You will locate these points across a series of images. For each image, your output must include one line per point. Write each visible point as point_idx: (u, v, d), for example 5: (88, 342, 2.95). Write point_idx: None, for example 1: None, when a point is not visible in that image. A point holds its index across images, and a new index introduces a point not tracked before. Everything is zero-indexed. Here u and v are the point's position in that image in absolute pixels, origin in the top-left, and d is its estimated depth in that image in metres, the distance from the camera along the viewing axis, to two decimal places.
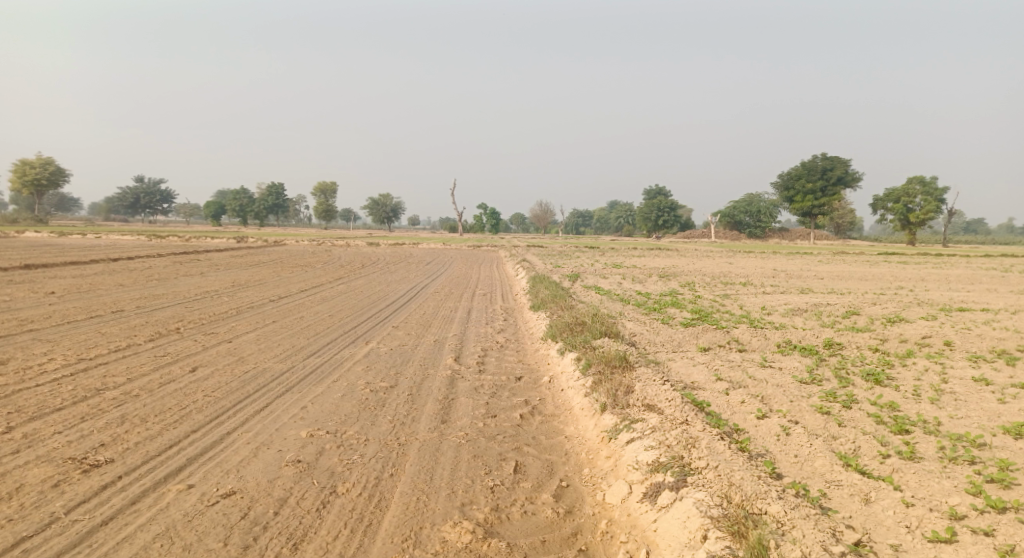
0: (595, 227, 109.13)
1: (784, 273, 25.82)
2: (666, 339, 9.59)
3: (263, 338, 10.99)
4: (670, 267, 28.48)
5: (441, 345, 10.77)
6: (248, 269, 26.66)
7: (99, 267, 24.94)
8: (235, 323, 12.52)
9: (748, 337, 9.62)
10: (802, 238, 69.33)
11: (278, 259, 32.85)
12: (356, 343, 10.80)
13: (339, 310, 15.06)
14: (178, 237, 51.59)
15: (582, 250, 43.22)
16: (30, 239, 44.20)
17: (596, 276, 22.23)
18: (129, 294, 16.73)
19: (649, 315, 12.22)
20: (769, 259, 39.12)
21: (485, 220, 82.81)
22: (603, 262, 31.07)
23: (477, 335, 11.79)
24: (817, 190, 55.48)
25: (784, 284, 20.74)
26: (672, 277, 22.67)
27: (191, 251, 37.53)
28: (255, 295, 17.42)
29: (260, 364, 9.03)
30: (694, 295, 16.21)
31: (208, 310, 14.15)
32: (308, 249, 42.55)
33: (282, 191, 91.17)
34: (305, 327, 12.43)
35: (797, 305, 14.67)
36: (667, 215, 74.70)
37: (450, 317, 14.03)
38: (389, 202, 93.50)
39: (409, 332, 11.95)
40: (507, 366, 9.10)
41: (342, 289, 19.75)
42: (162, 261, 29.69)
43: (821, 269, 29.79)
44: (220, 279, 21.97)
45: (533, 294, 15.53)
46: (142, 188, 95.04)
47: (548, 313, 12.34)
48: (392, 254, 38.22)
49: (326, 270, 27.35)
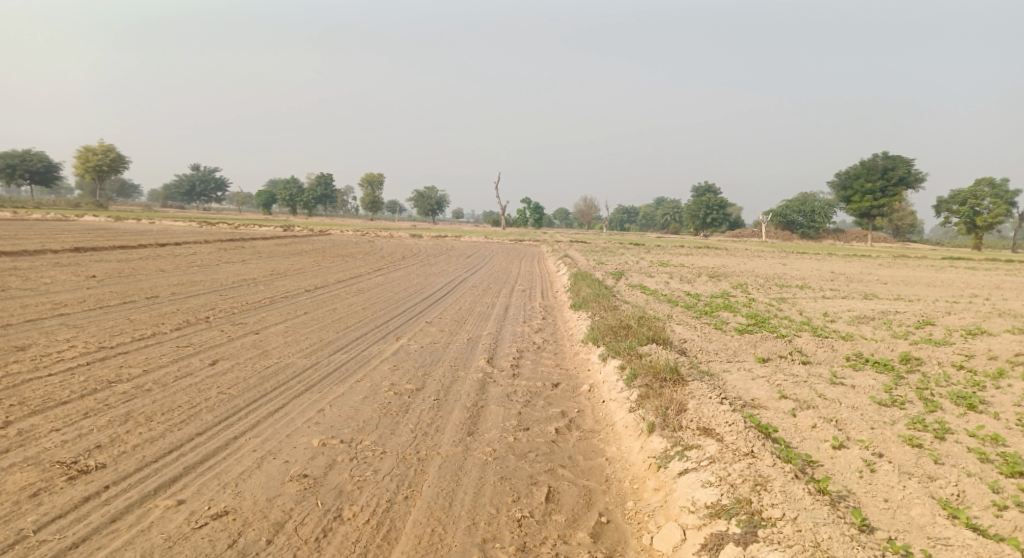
0: (641, 223, 107.10)
1: (843, 277, 24.30)
2: (720, 347, 8.72)
3: (291, 331, 10.55)
4: (720, 267, 27.30)
5: (474, 345, 10.14)
6: (290, 258, 26.71)
7: (146, 252, 25.28)
8: (266, 313, 12.18)
9: (813, 349, 8.68)
10: (858, 240, 66.34)
11: (320, 249, 32.87)
12: (386, 339, 10.26)
13: (373, 302, 14.60)
14: (228, 225, 52.75)
15: (626, 247, 42.07)
16: (89, 223, 45.55)
17: (641, 275, 21.32)
18: (167, 280, 16.67)
19: (699, 319, 11.33)
20: (824, 261, 37.26)
21: (529, 215, 82.12)
22: (649, 260, 29.99)
23: (514, 334, 11.13)
24: (877, 190, 52.82)
25: (844, 288, 19.37)
26: (723, 278, 21.55)
27: (239, 238, 38.00)
28: (290, 285, 17.14)
29: (282, 359, 8.55)
30: (748, 299, 15.19)
31: (241, 299, 13.88)
32: (353, 239, 42.76)
33: (331, 181, 92.60)
34: (336, 320, 11.97)
35: (862, 312, 13.49)
36: (716, 214, 72.63)
37: (486, 314, 13.40)
38: (434, 194, 93.89)
39: (442, 329, 11.35)
40: (544, 372, 8.39)
41: (379, 281, 19.34)
42: (207, 247, 29.99)
43: (882, 273, 28.01)
44: (260, 267, 21.88)
45: (574, 292, 14.80)
46: (198, 176, 97.97)
47: (591, 313, 11.58)
48: (434, 246, 37.93)
49: (365, 261, 27.14)
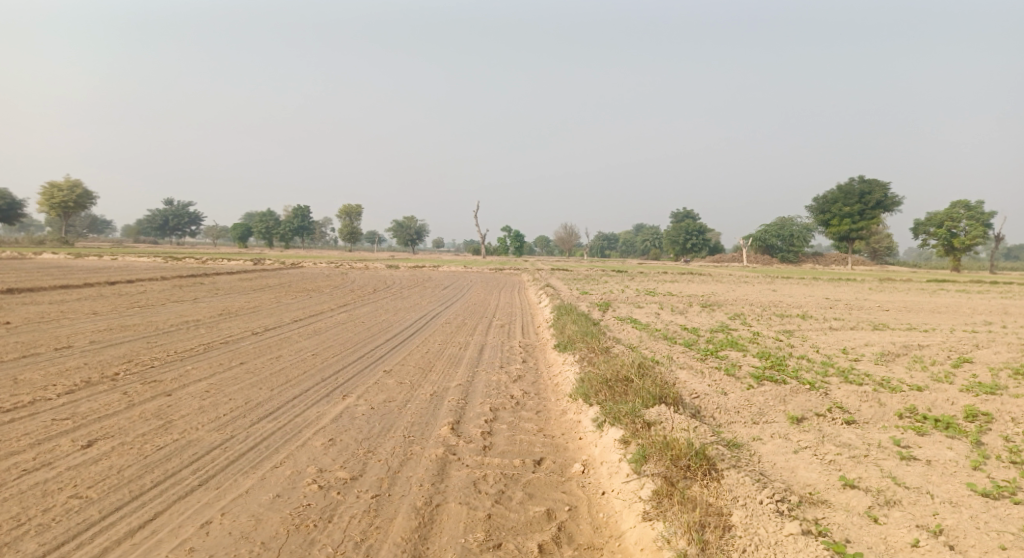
0: (621, 249, 106.45)
1: (841, 304, 22.91)
2: (741, 405, 7.00)
3: (213, 391, 8.56)
4: (710, 295, 25.83)
5: (438, 403, 8.28)
6: (249, 294, 24.64)
7: (89, 292, 23.06)
8: (192, 367, 10.21)
9: (856, 405, 7.01)
10: (838, 263, 65.82)
11: (286, 283, 30.80)
12: (329, 399, 8.33)
13: (327, 347, 12.67)
14: (195, 259, 50.56)
15: (609, 275, 40.49)
16: (47, 262, 42.98)
17: (629, 306, 19.70)
18: (92, 325, 14.59)
19: (705, 363, 9.62)
20: (813, 286, 36.08)
21: (510, 242, 80.63)
22: (634, 289, 28.43)
23: (488, 386, 9.30)
24: (855, 213, 52.19)
25: (849, 318, 17.80)
26: (717, 307, 19.99)
27: (201, 274, 35.73)
28: (238, 327, 15.11)
29: (186, 435, 6.62)
30: (752, 332, 13.59)
31: (171, 348, 11.86)
32: (326, 271, 40.79)
33: (308, 213, 90.91)
34: (276, 373, 9.99)
35: (883, 347, 11.91)
36: (696, 239, 71.83)
37: (456, 358, 11.53)
38: (413, 224, 92.40)
39: (402, 381, 9.49)
40: (522, 444, 6.58)
41: (341, 320, 17.32)
42: (162, 285, 27.79)
43: (876, 299, 26.62)
44: (211, 306, 19.78)
45: (559, 328, 13.06)
46: (172, 212, 95.68)
47: (579, 357, 9.80)
48: (410, 278, 35.96)
49: (333, 296, 25.19)
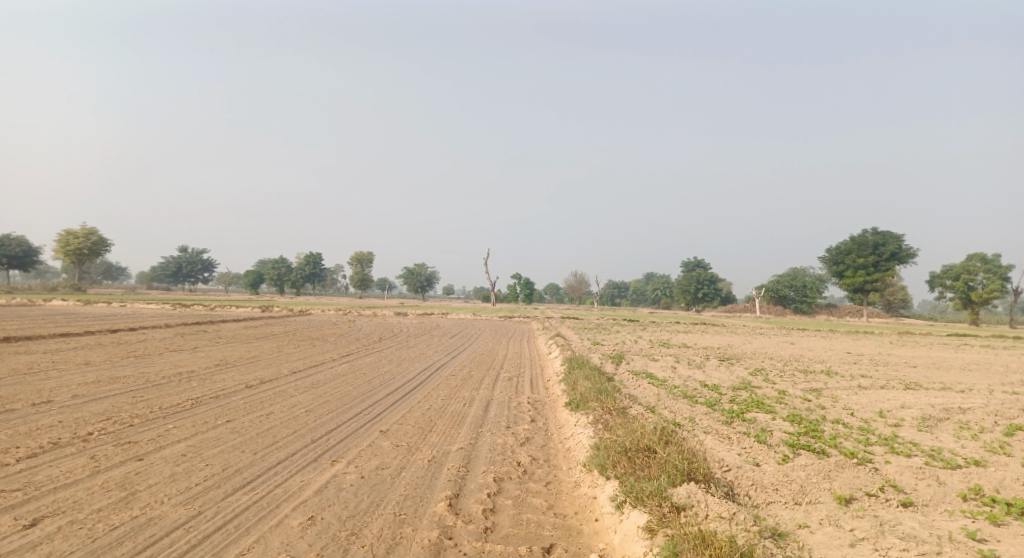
0: (631, 298, 105.49)
1: (864, 359, 21.88)
2: (780, 482, 6.16)
3: (190, 455, 7.77)
4: (726, 347, 24.88)
5: (436, 471, 7.45)
6: (251, 343, 23.96)
7: (87, 340, 22.48)
8: (173, 425, 9.45)
9: (913, 484, 6.14)
10: (853, 315, 64.53)
11: (291, 332, 30.06)
12: (316, 466, 7.53)
13: (322, 402, 11.87)
14: (204, 305, 50.24)
15: (620, 325, 39.48)
16: (55, 308, 42.60)
17: (643, 359, 18.82)
18: (80, 376, 13.89)
19: (732, 427, 8.75)
20: (831, 339, 34.98)
21: (520, 291, 80.10)
22: (647, 340, 27.52)
23: (493, 450, 8.47)
24: (869, 265, 51.25)
25: (876, 375, 16.81)
26: (736, 361, 19.07)
27: (206, 321, 35.17)
28: (231, 380, 14.35)
29: (148, 511, 5.84)
30: (777, 391, 12.70)
31: (156, 403, 11.11)
32: (332, 319, 40.21)
33: (320, 261, 91.12)
34: (264, 433, 9.20)
35: (921, 410, 10.97)
36: (708, 288, 70.95)
37: (459, 416, 10.73)
38: (424, 272, 92.25)
39: (398, 444, 8.66)
40: (529, 525, 5.76)
41: (341, 371, 16.53)
42: (163, 332, 27.18)
43: (899, 354, 25.48)
44: (208, 356, 19.05)
45: (571, 383, 12.24)
46: (186, 258, 96.38)
47: (593, 419, 8.93)
48: (418, 326, 35.25)
49: (337, 345, 24.49)
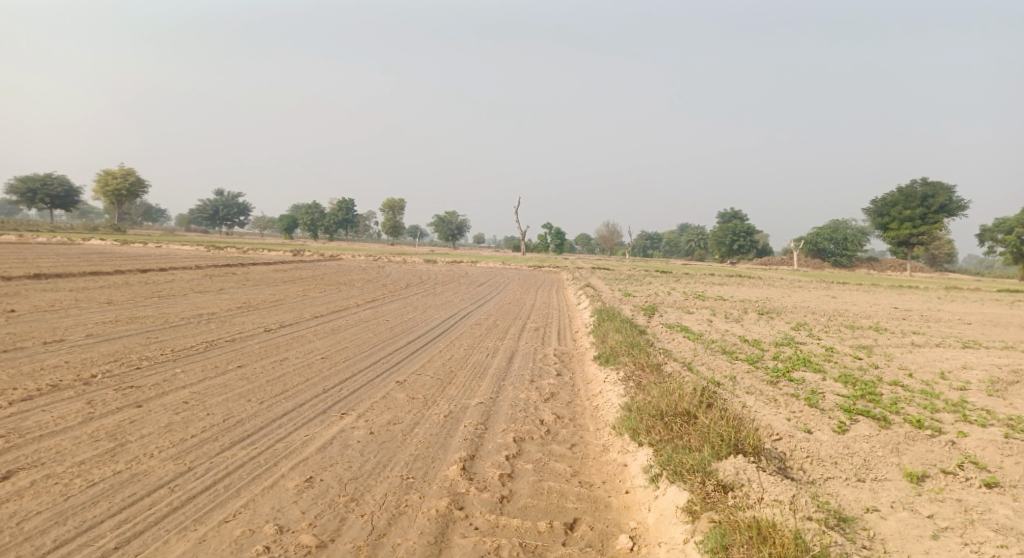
0: (664, 249, 103.49)
1: (912, 315, 20.65)
2: (840, 454, 5.37)
3: (192, 403, 7.31)
4: (764, 301, 23.81)
5: (452, 428, 6.84)
6: (277, 286, 23.70)
7: (115, 280, 22.44)
8: (181, 369, 9.03)
9: (998, 461, 5.28)
10: (895, 269, 62.08)
11: (318, 276, 29.85)
12: (324, 419, 6.99)
13: (340, 349, 11.38)
14: (237, 248, 50.50)
15: (653, 276, 38.38)
16: (92, 248, 43.22)
17: (678, 311, 17.96)
18: (99, 316, 13.66)
19: (778, 388, 7.95)
20: (873, 294, 33.50)
21: (551, 239, 79.07)
22: (681, 291, 26.55)
23: (514, 406, 7.83)
24: (916, 217, 48.78)
25: (929, 332, 15.69)
26: (776, 315, 18.09)
27: (235, 264, 35.13)
28: (250, 323, 13.98)
29: (134, 465, 5.37)
30: (824, 348, 11.78)
31: (169, 345, 10.73)
32: (361, 265, 39.95)
33: (352, 206, 91.09)
34: (274, 380, 8.70)
35: (987, 373, 9.97)
36: (744, 240, 68.94)
37: (481, 368, 10.12)
38: (455, 219, 91.57)
39: (413, 397, 8.07)
40: (551, 494, 5.13)
41: (364, 317, 16.07)
42: (192, 274, 27.12)
43: (949, 310, 24.06)
44: (232, 298, 18.77)
45: (601, 336, 11.51)
46: (221, 201, 97.26)
47: (625, 376, 8.20)
48: (446, 273, 34.77)
49: (363, 290, 24.14)
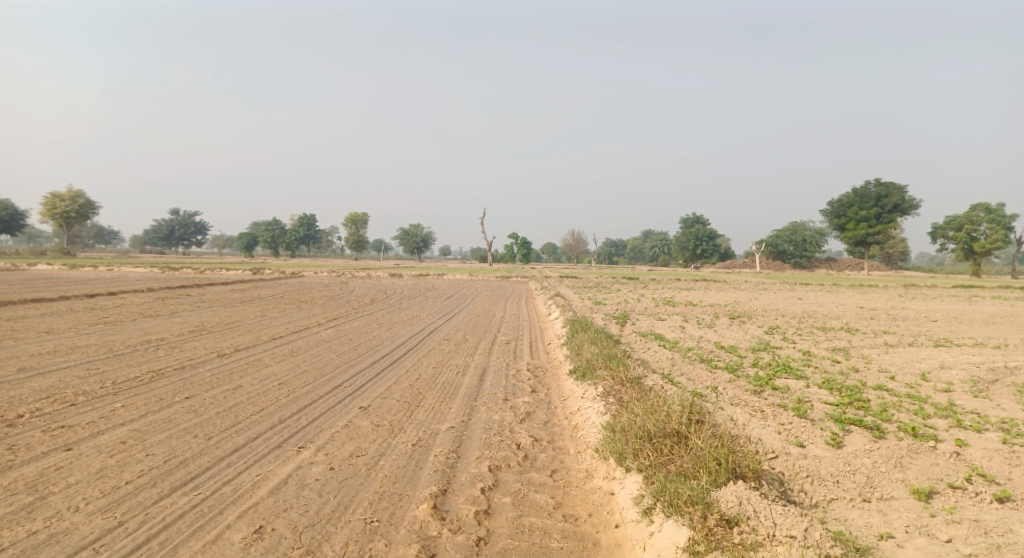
0: (629, 256, 104.22)
1: (879, 314, 20.77)
2: (841, 472, 4.98)
3: (130, 443, 6.57)
4: (733, 304, 23.74)
5: (421, 458, 6.26)
6: (234, 307, 22.67)
7: (59, 306, 21.15)
8: (121, 404, 8.24)
9: (1005, 473, 4.96)
10: (853, 268, 63.41)
11: (279, 295, 28.83)
12: (279, 454, 6.35)
13: (300, 373, 10.67)
14: (194, 269, 48.72)
15: (621, 283, 38.18)
16: (38, 273, 41.14)
17: (650, 318, 17.65)
18: (35, 347, 12.65)
19: (763, 398, 7.59)
20: (835, 293, 33.93)
21: (516, 250, 78.74)
22: (650, 298, 26.36)
23: (488, 429, 7.29)
24: (871, 217, 49.86)
25: (899, 331, 15.67)
26: (748, 319, 17.93)
27: (191, 285, 33.71)
28: (203, 348, 13.11)
29: (54, 522, 4.68)
30: (802, 352, 11.54)
31: (110, 377, 9.87)
32: (324, 282, 38.88)
33: (314, 222, 89.42)
34: (225, 412, 7.98)
35: (966, 372, 9.81)
36: (707, 245, 69.70)
37: (451, 387, 9.55)
38: (420, 232, 90.58)
39: (379, 424, 7.47)
40: (533, 533, 4.62)
41: (326, 337, 15.32)
42: (144, 297, 25.84)
43: (912, 308, 24.32)
44: (185, 322, 17.79)
45: (576, 348, 11.05)
46: (179, 221, 94.43)
47: (604, 392, 7.74)
48: (412, 287, 34.01)
49: (326, 308, 23.27)
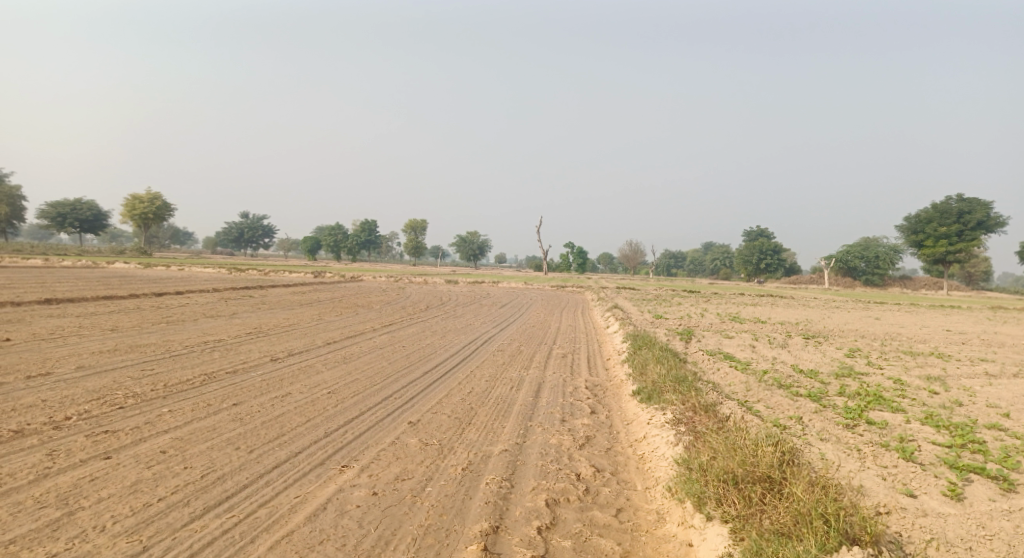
0: (688, 268, 101.60)
1: (968, 339, 19.02)
2: (973, 536, 4.13)
3: (170, 453, 6.26)
4: (803, 323, 22.33)
5: (472, 486, 5.70)
6: (292, 310, 22.80)
7: (127, 304, 21.72)
8: (168, 408, 8.01)
9: None
10: (931, 287, 59.60)
11: (337, 298, 28.98)
12: (320, 473, 5.90)
13: (350, 382, 10.28)
14: (258, 270, 50.01)
15: (681, 295, 36.84)
16: (114, 271, 42.91)
17: (716, 336, 16.62)
18: (97, 345, 12.79)
19: (858, 434, 6.66)
20: (914, 314, 31.66)
21: (573, 259, 77.82)
22: (714, 313, 25.13)
23: (545, 454, 6.66)
24: (951, 234, 46.66)
25: (998, 360, 14.13)
26: (824, 340, 16.66)
27: (254, 286, 34.42)
28: (257, 351, 12.98)
29: (76, 544, 4.42)
30: (893, 380, 10.40)
31: (162, 379, 9.72)
32: (382, 286, 39.09)
33: (374, 228, 91.01)
34: (270, 422, 7.62)
35: None
36: (770, 259, 67.08)
37: (506, 404, 8.95)
38: (476, 239, 90.86)
39: (427, 443, 6.94)
40: None
41: (378, 344, 15.00)
42: (208, 297, 26.37)
43: (1005, 333, 22.22)
44: (243, 323, 17.89)
45: (639, 367, 10.28)
46: (247, 224, 97.74)
47: (675, 420, 6.98)
48: (467, 294, 33.73)
49: (382, 313, 23.14)
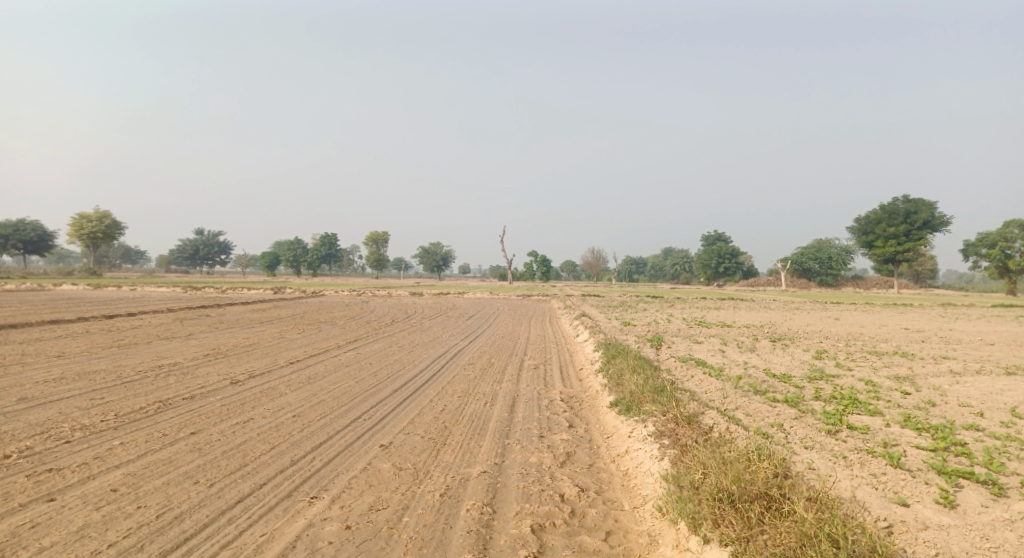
0: (650, 274, 102.84)
1: (925, 337, 19.48)
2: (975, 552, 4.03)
3: (121, 491, 5.77)
4: (767, 325, 22.59)
5: (452, 513, 5.39)
6: (252, 328, 22.04)
7: (75, 328, 20.68)
8: (119, 441, 7.45)
9: None
10: (882, 286, 61.48)
11: (299, 315, 28.20)
12: (288, 507, 5.50)
13: (316, 404, 9.82)
14: (214, 287, 48.54)
15: (646, 301, 37.08)
16: (61, 293, 41.03)
17: (686, 341, 16.61)
18: (41, 373, 12.02)
19: (843, 440, 6.57)
20: (870, 313, 32.46)
21: (536, 268, 77.89)
22: (680, 318, 25.28)
23: (526, 474, 6.37)
24: (900, 234, 48.20)
25: (958, 357, 14.43)
26: (790, 342, 16.80)
27: (212, 305, 33.31)
28: (216, 374, 12.38)
29: None
30: (865, 381, 10.44)
31: (113, 409, 9.11)
32: (345, 301, 38.31)
33: (335, 241, 89.57)
34: (232, 451, 7.16)
35: None
36: (730, 262, 68.32)
37: (481, 421, 8.64)
38: (439, 250, 90.23)
39: (401, 468, 6.59)
40: None
41: (344, 361, 14.51)
42: (163, 318, 25.33)
43: (958, 329, 22.88)
44: (201, 344, 17.16)
45: (615, 378, 10.09)
46: (202, 241, 95.08)
47: (658, 433, 6.78)
48: (432, 306, 33.26)
49: (346, 329, 22.55)
